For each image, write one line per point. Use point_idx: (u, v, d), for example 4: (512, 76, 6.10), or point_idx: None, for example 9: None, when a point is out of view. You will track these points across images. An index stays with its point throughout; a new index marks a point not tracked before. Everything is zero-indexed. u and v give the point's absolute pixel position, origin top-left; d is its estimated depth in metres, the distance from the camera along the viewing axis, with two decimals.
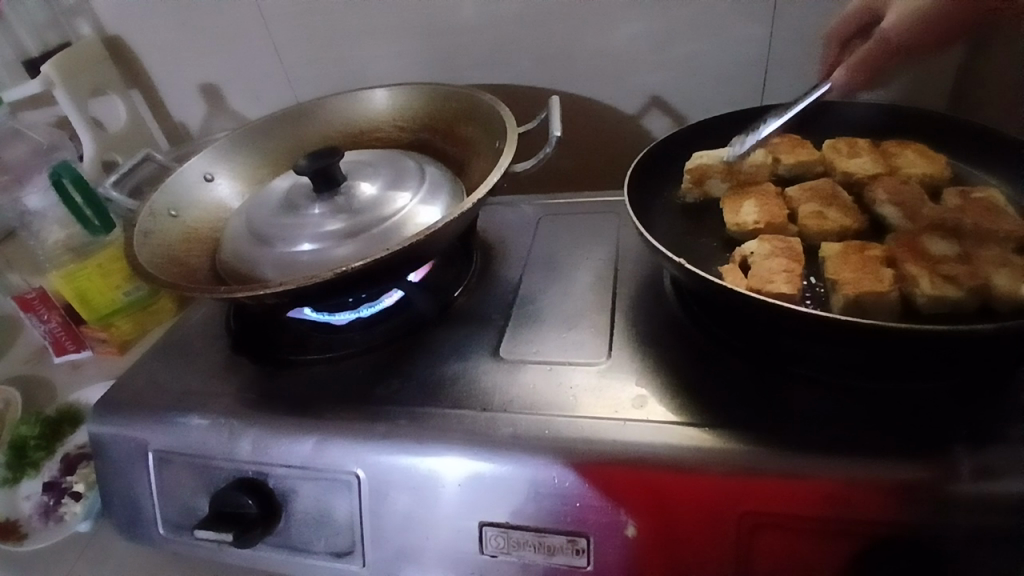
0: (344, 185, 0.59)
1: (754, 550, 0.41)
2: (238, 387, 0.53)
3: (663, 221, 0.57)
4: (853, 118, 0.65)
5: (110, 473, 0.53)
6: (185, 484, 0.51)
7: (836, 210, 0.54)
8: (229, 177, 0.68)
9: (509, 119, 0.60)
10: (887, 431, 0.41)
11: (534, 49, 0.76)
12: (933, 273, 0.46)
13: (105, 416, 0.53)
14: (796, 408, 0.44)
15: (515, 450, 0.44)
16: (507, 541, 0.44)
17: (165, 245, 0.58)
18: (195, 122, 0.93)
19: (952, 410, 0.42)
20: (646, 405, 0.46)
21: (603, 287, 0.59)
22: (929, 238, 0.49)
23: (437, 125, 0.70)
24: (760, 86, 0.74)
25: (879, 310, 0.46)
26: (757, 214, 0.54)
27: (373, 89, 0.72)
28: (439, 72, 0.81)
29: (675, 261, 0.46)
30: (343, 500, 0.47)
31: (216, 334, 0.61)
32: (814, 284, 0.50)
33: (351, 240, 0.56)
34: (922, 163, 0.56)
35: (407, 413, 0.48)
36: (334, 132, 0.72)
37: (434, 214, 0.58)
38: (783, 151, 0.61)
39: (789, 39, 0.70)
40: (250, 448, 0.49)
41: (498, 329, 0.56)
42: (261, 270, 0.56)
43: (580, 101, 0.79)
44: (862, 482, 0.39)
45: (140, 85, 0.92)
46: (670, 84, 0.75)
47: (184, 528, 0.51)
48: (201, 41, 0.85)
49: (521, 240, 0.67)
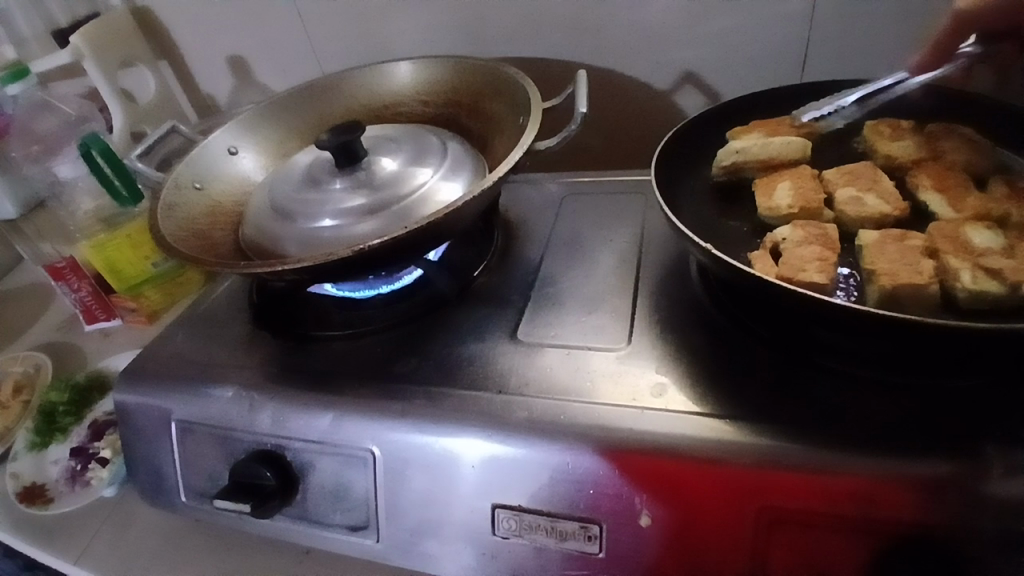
0: (366, 160, 0.59)
1: (772, 545, 0.40)
2: (258, 361, 0.54)
3: (691, 204, 0.55)
4: (898, 99, 0.61)
5: (136, 440, 0.55)
6: (207, 455, 0.52)
7: (876, 195, 0.51)
8: (253, 151, 0.68)
9: (534, 95, 0.58)
10: (918, 429, 0.39)
11: (562, 22, 0.74)
12: (977, 266, 0.43)
13: (129, 385, 0.55)
14: (824, 402, 0.42)
15: (530, 433, 0.44)
16: (519, 524, 0.44)
17: (189, 218, 0.59)
18: (221, 94, 0.93)
19: (989, 411, 0.40)
20: (665, 393, 0.45)
21: (626, 270, 0.57)
22: (974, 229, 0.47)
23: (461, 100, 0.68)
24: (800, 63, 0.70)
25: (918, 303, 0.43)
26: (791, 198, 0.51)
27: (397, 62, 0.70)
28: (464, 45, 0.79)
29: (702, 246, 0.44)
30: (359, 476, 0.48)
31: (239, 307, 0.62)
32: (848, 275, 0.47)
33: (373, 216, 0.55)
34: (971, 147, 0.53)
35: (423, 392, 0.48)
36: (358, 106, 0.71)
37: (456, 192, 0.57)
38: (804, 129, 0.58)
39: (833, 12, 0.66)
40: (269, 421, 0.49)
41: (517, 310, 0.55)
42: (284, 245, 0.56)
43: (609, 77, 0.77)
44: (890, 481, 0.38)
45: (167, 56, 0.92)
46: (704, 60, 0.72)
47: (205, 496, 0.53)
48: (227, 12, 0.84)
49: (543, 220, 0.65)
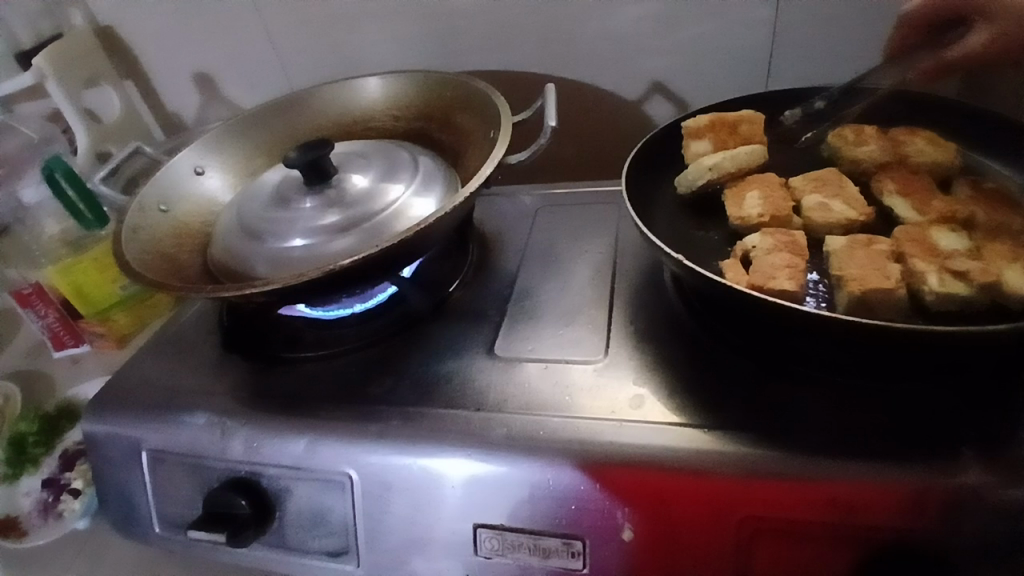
0: (336, 178, 0.58)
1: (754, 555, 0.40)
2: (230, 385, 0.53)
3: (663, 214, 0.56)
4: (862, 104, 0.62)
5: (105, 470, 0.53)
6: (178, 484, 0.51)
7: (843, 201, 0.52)
8: (221, 170, 0.67)
9: (504, 108, 0.58)
10: (890, 434, 0.40)
11: (531, 35, 0.74)
12: (943, 269, 0.44)
13: (97, 414, 0.53)
14: (800, 409, 0.43)
15: (510, 450, 0.43)
16: (502, 543, 0.44)
17: (155, 241, 0.57)
18: (189, 111, 0.92)
19: (957, 413, 0.41)
20: (643, 406, 0.45)
21: (601, 281, 0.57)
22: (938, 232, 0.48)
23: (431, 114, 0.68)
24: (766, 71, 0.71)
25: (886, 308, 0.44)
26: (761, 206, 0.52)
27: (366, 77, 0.70)
28: (435, 59, 0.79)
29: (674, 256, 0.45)
30: (336, 501, 0.47)
31: (210, 330, 0.60)
32: (819, 280, 0.48)
33: (344, 235, 0.54)
34: (933, 151, 0.54)
35: (400, 413, 0.47)
36: (327, 122, 0.70)
37: (428, 207, 0.57)
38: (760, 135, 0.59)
39: (795, 21, 0.67)
40: (243, 448, 0.48)
41: (494, 325, 0.54)
42: (253, 267, 0.55)
43: (580, 88, 0.77)
44: (865, 486, 0.38)
45: (132, 75, 0.90)
46: (673, 69, 0.73)
47: (179, 526, 0.51)
48: (193, 29, 0.83)
49: (518, 233, 0.65)
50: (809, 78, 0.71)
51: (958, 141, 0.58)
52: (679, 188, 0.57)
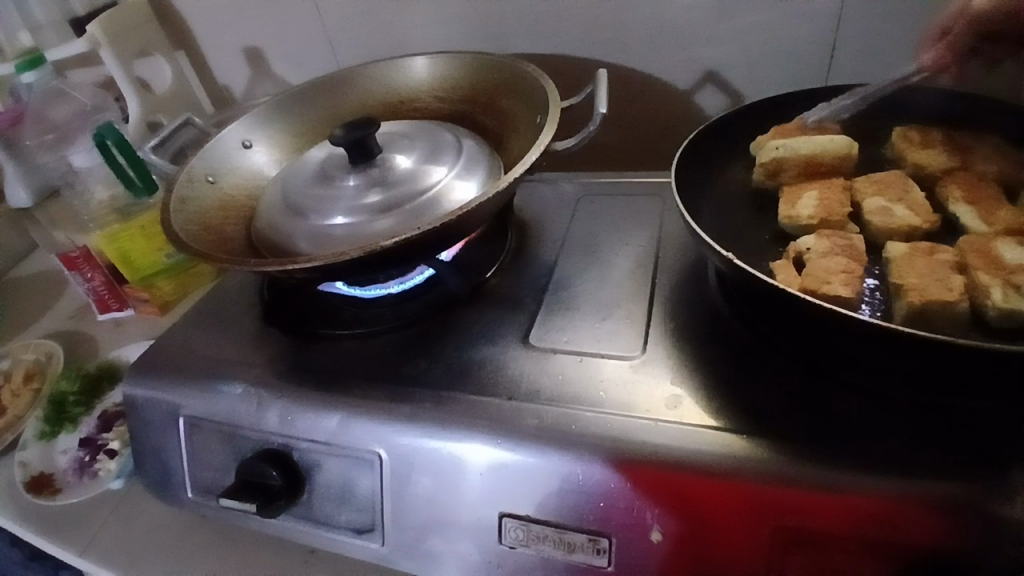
0: (379, 157, 0.58)
1: (788, 565, 0.39)
2: (267, 358, 0.53)
3: (711, 209, 0.54)
4: (928, 104, 0.59)
5: (144, 433, 0.55)
6: (213, 451, 0.52)
7: (905, 206, 0.49)
8: (266, 144, 0.67)
9: (552, 93, 0.57)
10: (941, 451, 0.38)
11: (582, 19, 0.72)
12: (1008, 283, 0.41)
13: (139, 377, 0.54)
14: (845, 419, 0.41)
15: (541, 441, 0.43)
16: (527, 534, 0.43)
17: (200, 212, 0.58)
18: (237, 85, 0.92)
19: (1017, 435, 0.39)
20: (680, 406, 0.44)
21: (642, 275, 0.56)
22: (1007, 243, 0.45)
23: (477, 97, 0.67)
24: (826, 65, 0.68)
25: (946, 321, 0.42)
26: (814, 208, 0.50)
27: (413, 56, 0.69)
28: (482, 40, 0.78)
29: (722, 254, 0.43)
30: (365, 478, 0.47)
31: (250, 302, 0.61)
32: (874, 287, 0.46)
33: (387, 214, 0.54)
34: (1005, 158, 0.51)
35: (432, 396, 0.47)
36: (373, 101, 0.70)
37: (470, 190, 0.56)
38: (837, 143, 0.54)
39: (862, 14, 0.64)
40: (277, 420, 0.49)
41: (529, 314, 0.54)
42: (295, 242, 0.56)
43: (629, 76, 0.75)
44: (911, 503, 0.36)
45: (184, 46, 0.91)
46: (728, 60, 0.70)
47: (212, 492, 0.52)
48: (245, 3, 0.84)
49: (558, 221, 0.64)
50: (872, 74, 0.67)
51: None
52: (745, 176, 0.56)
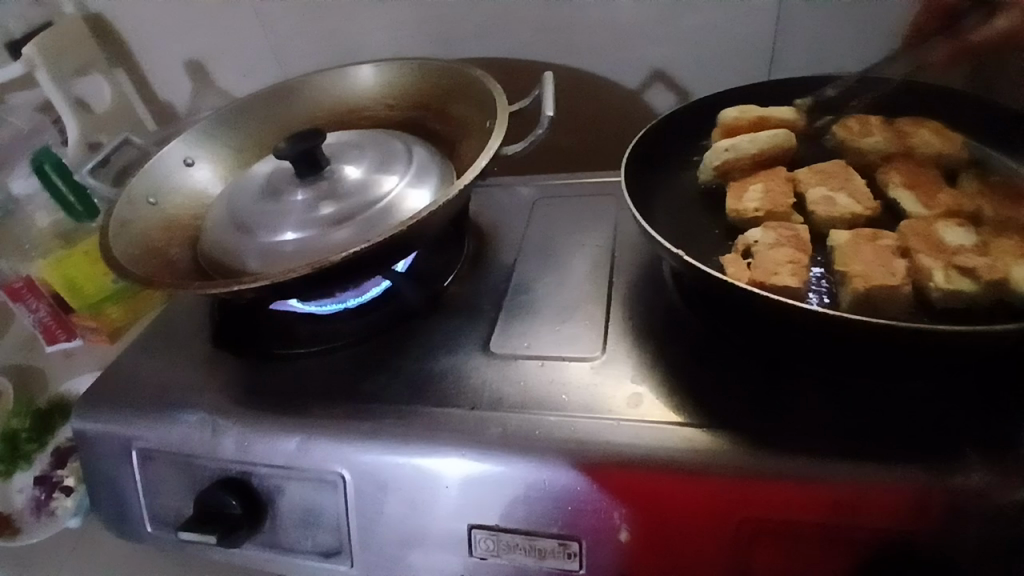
0: (328, 170, 0.57)
1: (753, 557, 0.39)
2: (221, 383, 0.52)
3: (663, 207, 0.54)
4: (866, 93, 0.61)
5: (96, 468, 0.52)
6: (170, 483, 0.50)
7: (847, 194, 0.51)
8: (211, 161, 0.65)
9: (500, 98, 0.57)
10: (893, 434, 0.39)
11: (529, 22, 0.72)
12: (949, 265, 0.43)
13: (87, 411, 0.52)
14: (800, 409, 0.42)
15: (506, 449, 0.42)
16: (497, 544, 0.43)
17: (143, 235, 0.56)
18: (180, 101, 0.90)
19: (963, 413, 0.40)
20: (641, 404, 0.44)
21: (600, 275, 0.56)
22: (944, 226, 0.46)
23: (426, 104, 0.66)
24: (769, 59, 0.69)
25: (891, 305, 0.43)
26: (760, 201, 0.51)
27: (359, 65, 0.68)
28: (430, 46, 0.77)
29: (673, 251, 0.43)
30: (329, 500, 0.46)
31: (202, 325, 0.59)
32: (822, 276, 0.47)
33: (338, 228, 0.53)
34: (940, 143, 0.53)
35: (394, 411, 0.46)
36: (320, 111, 0.69)
37: (423, 199, 0.56)
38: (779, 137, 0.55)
39: (799, 8, 0.65)
40: (234, 446, 0.47)
41: (489, 321, 0.53)
42: (244, 261, 0.54)
43: (579, 76, 0.75)
44: (867, 486, 0.37)
45: (122, 63, 0.88)
46: (675, 57, 0.71)
47: (171, 525, 0.50)
48: (184, 17, 0.81)
49: (515, 225, 0.64)
50: (812, 67, 0.69)
51: (964, 132, 0.57)
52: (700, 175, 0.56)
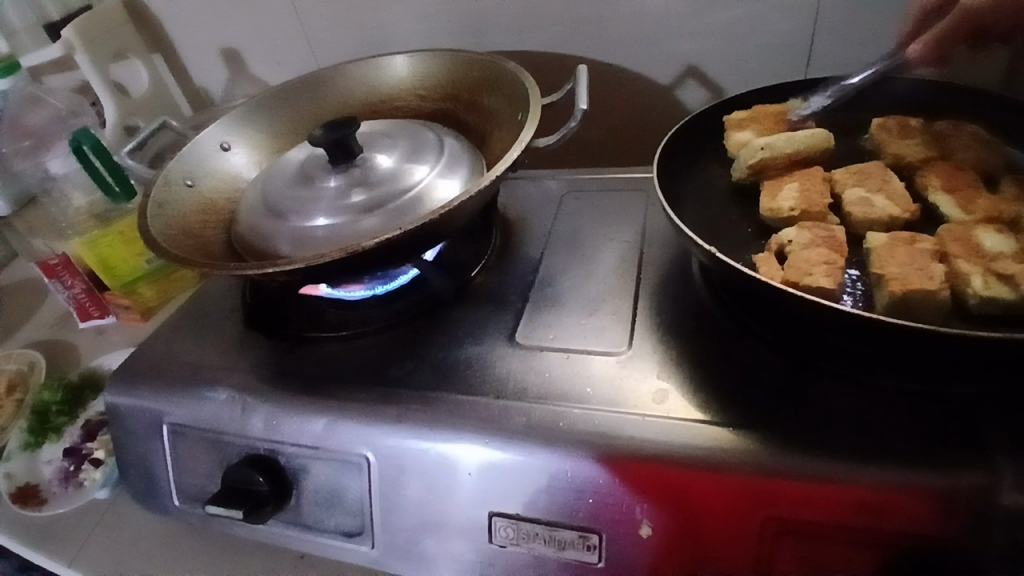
0: (361, 157, 0.57)
1: (777, 556, 0.39)
2: (250, 363, 0.53)
3: (694, 204, 0.54)
4: (905, 95, 0.60)
5: (127, 442, 0.54)
6: (199, 459, 0.51)
7: (884, 196, 0.50)
8: (245, 146, 0.66)
9: (533, 90, 0.57)
10: (925, 439, 0.39)
11: (563, 15, 0.72)
12: (988, 270, 0.42)
13: (121, 386, 0.53)
14: (829, 410, 0.41)
15: (529, 439, 0.43)
16: (517, 532, 0.43)
17: (179, 216, 0.57)
18: (215, 87, 0.91)
19: (999, 421, 0.39)
20: (667, 400, 0.44)
21: (627, 270, 0.56)
22: (985, 232, 0.46)
23: (458, 95, 0.66)
24: (805, 58, 0.68)
25: (927, 310, 0.42)
26: (795, 199, 0.50)
27: (393, 55, 0.68)
28: (463, 38, 0.77)
29: (705, 248, 0.43)
30: (353, 482, 0.47)
31: (232, 307, 0.60)
32: (857, 277, 0.46)
33: (369, 214, 0.54)
34: (982, 147, 0.52)
35: (419, 397, 0.47)
36: (353, 100, 0.69)
37: (453, 189, 0.56)
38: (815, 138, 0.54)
39: (839, 6, 0.64)
40: (262, 425, 0.48)
41: (515, 312, 0.54)
42: (276, 245, 0.55)
43: (611, 71, 0.75)
44: (897, 490, 0.37)
45: (161, 49, 0.90)
46: (708, 54, 0.71)
47: (198, 500, 0.52)
48: (222, 4, 0.83)
49: (542, 218, 0.64)
50: (849, 66, 0.68)
51: (1007, 136, 0.55)
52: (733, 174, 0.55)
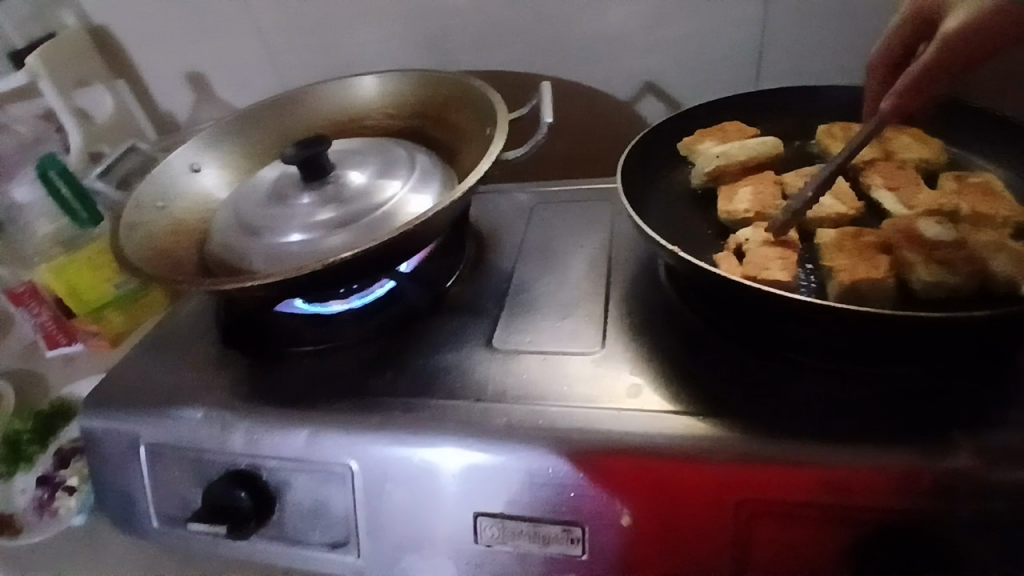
0: (333, 174, 0.59)
1: (751, 537, 0.41)
2: (228, 381, 0.53)
3: (657, 209, 0.57)
4: (848, 100, 0.63)
5: (103, 466, 0.53)
6: (177, 478, 0.51)
7: (831, 196, 0.54)
8: (216, 167, 0.67)
9: (500, 106, 0.59)
10: (881, 419, 0.41)
11: (524, 35, 0.75)
12: (930, 259, 0.45)
13: (95, 409, 0.53)
14: (792, 397, 0.44)
15: (509, 439, 0.44)
16: (503, 531, 0.44)
17: (152, 238, 0.58)
18: (181, 112, 0.91)
19: (946, 398, 0.42)
20: (640, 394, 0.46)
21: (597, 275, 0.58)
22: (925, 222, 0.49)
23: (427, 112, 0.68)
24: (754, 72, 0.73)
25: (877, 297, 0.46)
26: (749, 202, 0.53)
27: (362, 76, 0.70)
28: (429, 57, 0.79)
29: (669, 249, 0.46)
30: (337, 493, 0.47)
31: (206, 327, 0.60)
32: (811, 271, 0.49)
33: (342, 230, 0.55)
34: (919, 147, 0.56)
35: (401, 404, 0.48)
36: (322, 120, 0.71)
37: (425, 203, 0.58)
38: (766, 147, 0.58)
39: (781, 24, 0.69)
40: (242, 441, 0.48)
41: (492, 319, 0.55)
42: (251, 262, 0.56)
43: (573, 87, 0.78)
44: (858, 470, 0.39)
45: (125, 74, 0.90)
46: (664, 69, 0.75)
47: (178, 520, 0.51)
48: (188, 29, 0.84)
49: (513, 229, 0.66)
50: (795, 78, 0.72)
51: (941, 136, 0.59)
52: (692, 181, 0.58)
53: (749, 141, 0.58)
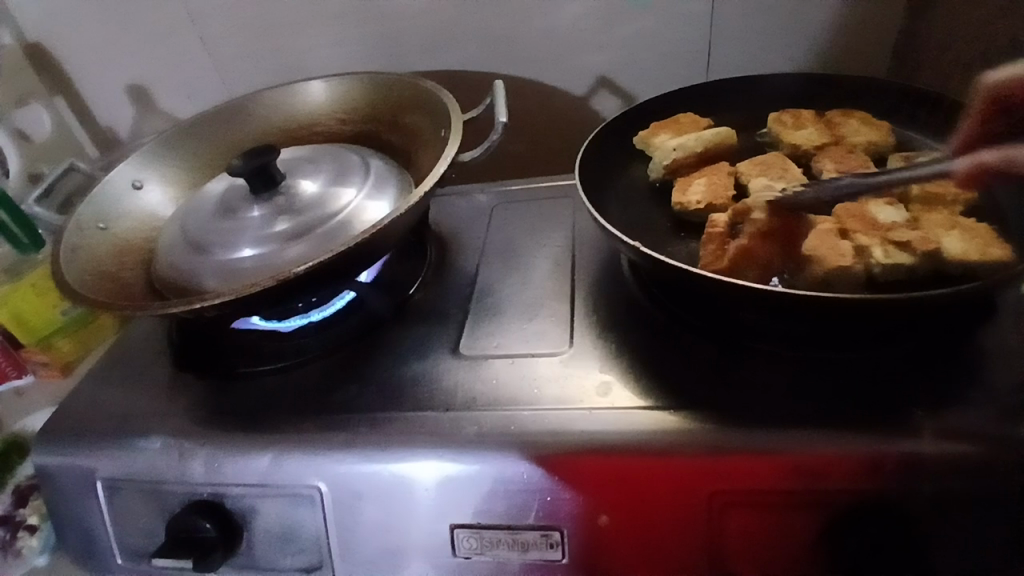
0: (284, 185, 0.56)
1: (725, 529, 0.41)
2: (186, 407, 0.50)
3: (617, 204, 0.57)
4: (798, 87, 0.64)
5: (56, 505, 0.50)
6: (137, 512, 0.48)
7: (785, 183, 0.54)
8: (160, 183, 0.64)
9: (454, 107, 0.58)
10: (846, 402, 0.42)
11: (475, 34, 0.74)
12: (886, 241, 0.47)
13: (43, 445, 0.50)
14: (759, 385, 0.44)
15: (481, 448, 0.43)
16: (480, 541, 0.43)
17: (95, 261, 0.55)
18: (122, 126, 0.87)
19: (906, 377, 0.43)
20: (611, 392, 0.45)
21: (562, 273, 0.58)
22: (879, 206, 0.50)
23: (379, 116, 0.67)
24: (705, 62, 0.73)
25: (838, 283, 0.46)
26: (702, 194, 0.53)
27: (310, 81, 0.68)
28: (380, 59, 0.77)
29: (630, 244, 0.45)
30: (306, 515, 0.45)
31: (160, 351, 0.58)
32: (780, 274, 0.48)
33: (296, 242, 0.53)
34: (868, 130, 0.57)
35: (367, 419, 0.46)
36: (271, 128, 0.68)
37: (382, 210, 0.56)
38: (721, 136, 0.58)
39: (728, 13, 0.70)
40: (203, 469, 0.46)
41: (458, 324, 0.54)
42: (202, 280, 0.53)
43: (528, 84, 0.77)
44: (827, 454, 0.39)
45: (60, 89, 0.85)
46: (617, 62, 0.74)
47: (142, 556, 0.49)
48: (124, 39, 0.80)
49: (474, 231, 0.65)
50: (745, 67, 0.73)
51: (888, 119, 0.61)
52: (651, 174, 0.58)
53: (704, 131, 0.59)
